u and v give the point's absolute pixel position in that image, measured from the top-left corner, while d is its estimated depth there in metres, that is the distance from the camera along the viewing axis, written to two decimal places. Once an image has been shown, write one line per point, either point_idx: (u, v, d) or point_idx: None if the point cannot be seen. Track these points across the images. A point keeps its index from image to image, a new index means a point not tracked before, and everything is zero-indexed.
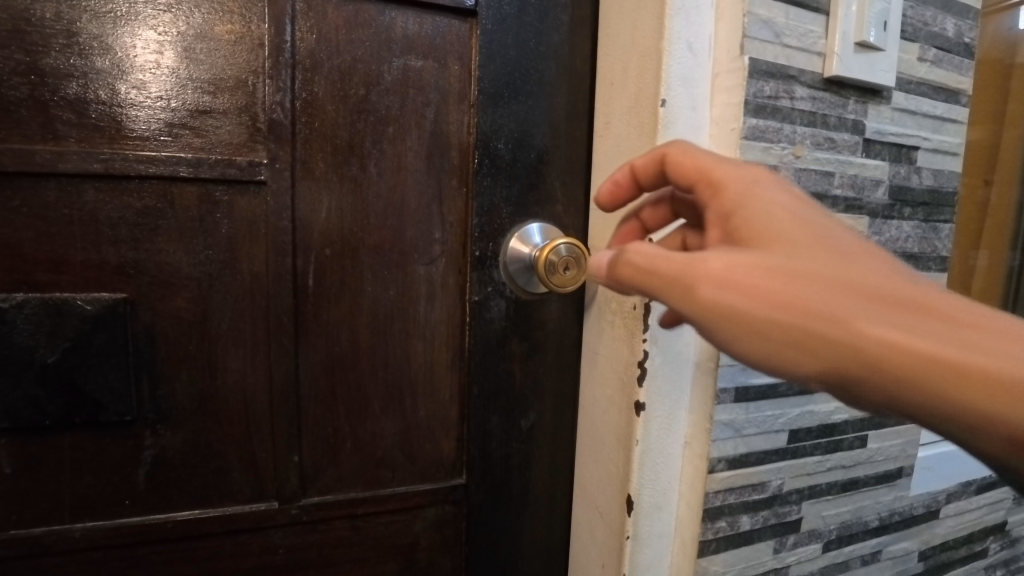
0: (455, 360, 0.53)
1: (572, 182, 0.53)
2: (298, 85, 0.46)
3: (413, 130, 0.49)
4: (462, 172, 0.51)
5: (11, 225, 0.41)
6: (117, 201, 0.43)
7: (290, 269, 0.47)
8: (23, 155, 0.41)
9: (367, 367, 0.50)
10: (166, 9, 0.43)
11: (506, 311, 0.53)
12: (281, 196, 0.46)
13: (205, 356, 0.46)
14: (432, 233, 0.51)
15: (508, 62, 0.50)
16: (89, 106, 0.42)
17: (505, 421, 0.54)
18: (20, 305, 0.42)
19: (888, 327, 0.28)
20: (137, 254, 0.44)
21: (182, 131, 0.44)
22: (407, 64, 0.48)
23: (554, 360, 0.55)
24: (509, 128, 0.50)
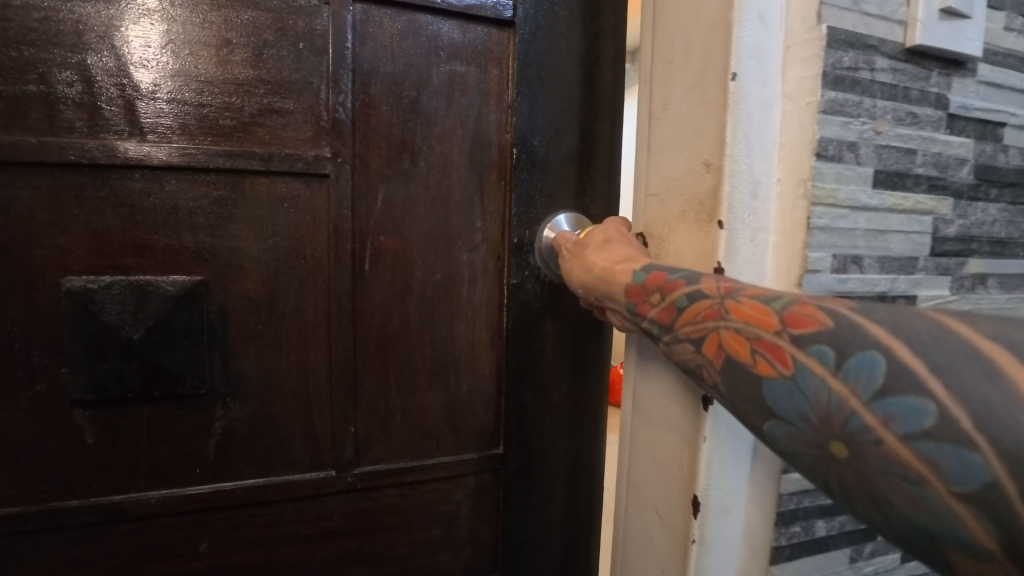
0: (495, 339, 0.58)
1: (598, 176, 0.59)
2: (357, 88, 0.50)
3: (458, 129, 0.54)
4: (500, 167, 0.56)
5: (101, 214, 0.46)
6: (196, 192, 0.47)
7: (349, 253, 0.51)
8: (114, 150, 0.45)
9: (415, 344, 0.55)
10: (241, 17, 0.47)
11: (541, 294, 0.58)
12: (342, 187, 0.50)
13: (272, 334, 0.51)
14: (474, 222, 0.56)
15: (542, 68, 0.55)
16: (172, 105, 0.46)
17: (539, 395, 0.59)
18: (108, 287, 0.46)
19: (608, 258, 0.46)
20: (212, 240, 0.48)
21: (254, 128, 0.48)
22: (453, 70, 0.53)
23: (584, 339, 0.60)
24: (543, 127, 0.56)
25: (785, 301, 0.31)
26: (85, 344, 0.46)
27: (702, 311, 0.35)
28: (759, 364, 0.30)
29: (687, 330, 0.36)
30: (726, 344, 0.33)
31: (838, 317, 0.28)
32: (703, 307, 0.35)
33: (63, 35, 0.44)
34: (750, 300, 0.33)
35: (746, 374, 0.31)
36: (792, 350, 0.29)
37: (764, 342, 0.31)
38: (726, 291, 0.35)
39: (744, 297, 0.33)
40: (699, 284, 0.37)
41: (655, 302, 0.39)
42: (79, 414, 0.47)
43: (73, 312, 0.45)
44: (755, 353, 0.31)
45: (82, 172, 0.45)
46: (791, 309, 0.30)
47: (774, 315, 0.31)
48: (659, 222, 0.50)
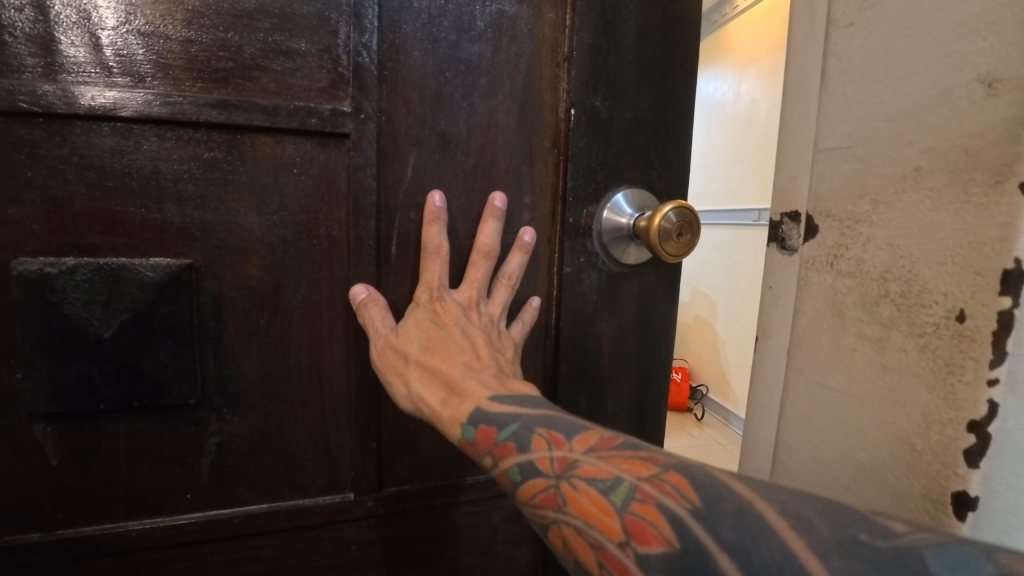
0: (541, 337, 0.49)
1: (670, 146, 0.49)
2: (385, 27, 0.40)
3: (506, 84, 0.45)
4: (554, 132, 0.46)
5: (62, 179, 0.36)
6: (182, 153, 0.38)
7: (373, 234, 0.42)
8: (77, 95, 0.35)
9: None
10: None
11: (600, 285, 0.48)
12: (364, 150, 0.41)
13: (278, 331, 0.41)
14: (522, 198, 0.47)
15: (606, 10, 0.45)
16: (151, 39, 0.36)
17: (593, 404, 0.50)
18: (71, 271, 0.36)
19: (437, 393, 0.39)
20: (203, 214, 0.39)
21: (257, 73, 0.39)
22: (501, 10, 0.44)
23: (646, 340, 0.51)
24: (607, 83, 0.46)
25: (626, 493, 0.27)
26: (42, 344, 0.36)
27: (540, 494, 0.30)
28: None
29: (529, 512, 0.31)
30: (570, 543, 0.29)
31: (679, 535, 0.25)
32: (539, 489, 0.30)
33: None
34: (585, 488, 0.29)
35: None
36: None
37: (609, 556, 0.27)
38: (561, 470, 0.30)
39: (579, 482, 0.29)
40: (529, 451, 0.32)
41: (492, 465, 0.34)
42: (39, 429, 0.38)
43: (27, 303, 0.36)
44: (602, 566, 0.27)
45: (35, 124, 0.35)
46: (630, 511, 0.27)
47: (616, 519, 0.27)
48: (841, 191, 0.39)
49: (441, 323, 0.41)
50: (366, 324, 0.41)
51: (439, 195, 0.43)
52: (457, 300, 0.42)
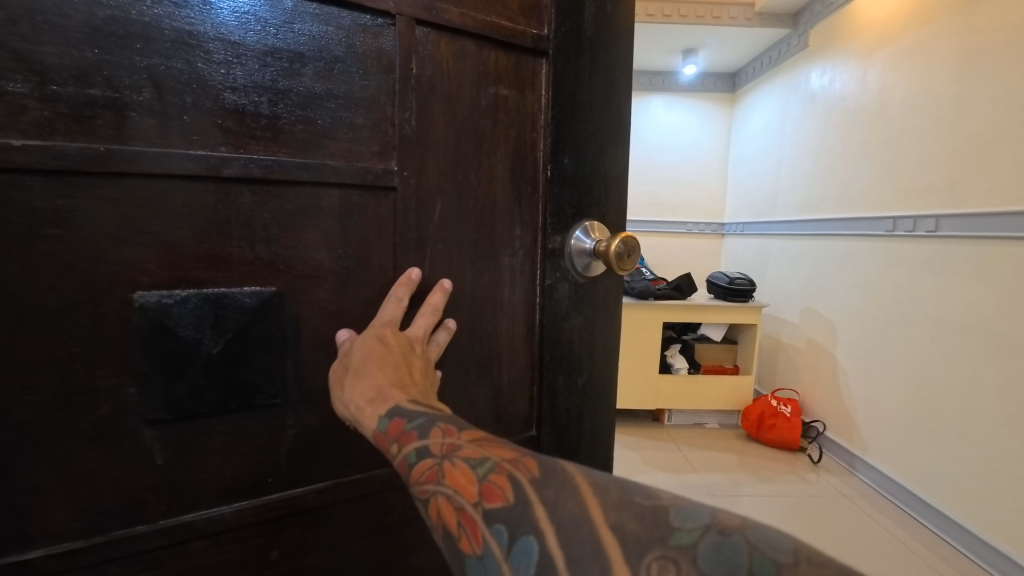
0: (528, 332, 0.66)
1: (611, 190, 0.68)
2: (419, 106, 0.54)
3: (502, 146, 0.60)
4: (535, 182, 0.63)
5: (172, 226, 0.44)
6: (270, 203, 0.48)
7: (413, 261, 0.55)
8: (190, 160, 0.44)
9: (466, 342, 0.61)
10: (312, 33, 0.48)
11: (569, 291, 0.67)
12: (406, 199, 0.54)
13: (340, 339, 0.53)
14: (514, 230, 0.62)
15: (570, 95, 0.63)
16: (245, 115, 0.46)
17: (568, 381, 0.68)
18: (184, 300, 0.45)
19: (365, 395, 0.47)
20: (286, 250, 0.49)
21: (326, 141, 0.50)
22: (497, 92, 0.59)
23: (602, 330, 0.71)
24: (572, 146, 0.64)
25: (488, 469, 0.41)
26: (160, 362, 0.44)
27: (426, 472, 0.42)
28: (464, 535, 0.39)
29: (417, 487, 0.43)
30: (441, 508, 0.41)
31: (514, 495, 0.39)
32: (427, 468, 0.42)
33: (131, 38, 0.41)
34: (461, 466, 0.41)
35: (453, 538, 0.40)
36: (482, 529, 0.39)
37: (467, 515, 0.40)
38: (445, 453, 0.43)
39: (459, 460, 0.42)
40: (426, 440, 0.44)
41: (396, 453, 0.44)
42: (147, 434, 0.45)
43: (148, 329, 0.44)
44: (462, 526, 0.40)
45: (149, 181, 0.43)
46: (489, 480, 0.40)
47: (476, 487, 0.40)
48: None
49: (384, 344, 0.50)
50: (339, 353, 0.51)
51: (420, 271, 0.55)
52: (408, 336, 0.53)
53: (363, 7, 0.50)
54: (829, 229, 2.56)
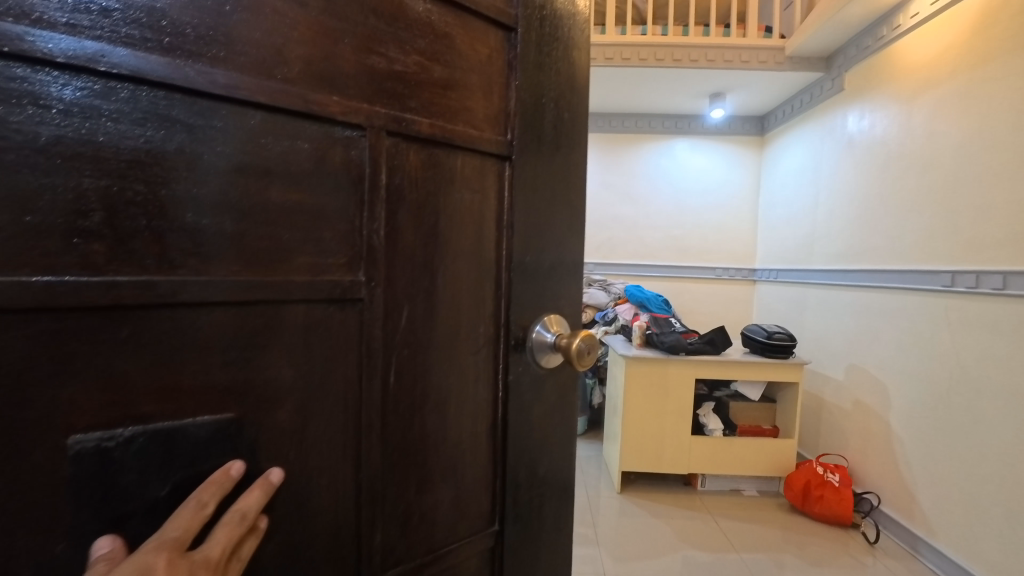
0: (489, 427, 0.63)
1: (566, 281, 0.69)
2: (386, 215, 0.51)
3: (468, 246, 0.58)
4: (498, 281, 0.62)
5: (118, 359, 0.39)
6: (232, 325, 0.44)
7: (379, 371, 0.52)
8: (142, 287, 0.39)
9: (432, 445, 0.57)
10: (283, 144, 0.45)
11: (531, 383, 0.66)
12: (372, 310, 0.51)
13: (302, 462, 0.48)
14: (478, 327, 0.60)
15: (531, 194, 0.63)
16: (206, 234, 0.42)
17: (528, 472, 0.67)
18: (128, 440, 0.40)
19: None
20: (246, 373, 0.45)
21: (294, 255, 0.46)
22: (465, 195, 0.58)
23: (559, 414, 0.71)
24: (533, 243, 0.64)
25: None
26: (98, 513, 0.39)
27: None
28: None
29: None
30: None
31: None
32: None
33: (80, 158, 0.37)
34: None
35: None
36: None
37: None
38: None
39: None
40: None
41: None
42: None
43: (85, 477, 0.38)
44: None
45: (93, 314, 0.38)
46: None
47: None
48: None
49: None
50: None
51: (242, 465, 0.44)
52: (197, 559, 0.38)
53: (335, 117, 0.47)
54: (902, 283, 2.61)
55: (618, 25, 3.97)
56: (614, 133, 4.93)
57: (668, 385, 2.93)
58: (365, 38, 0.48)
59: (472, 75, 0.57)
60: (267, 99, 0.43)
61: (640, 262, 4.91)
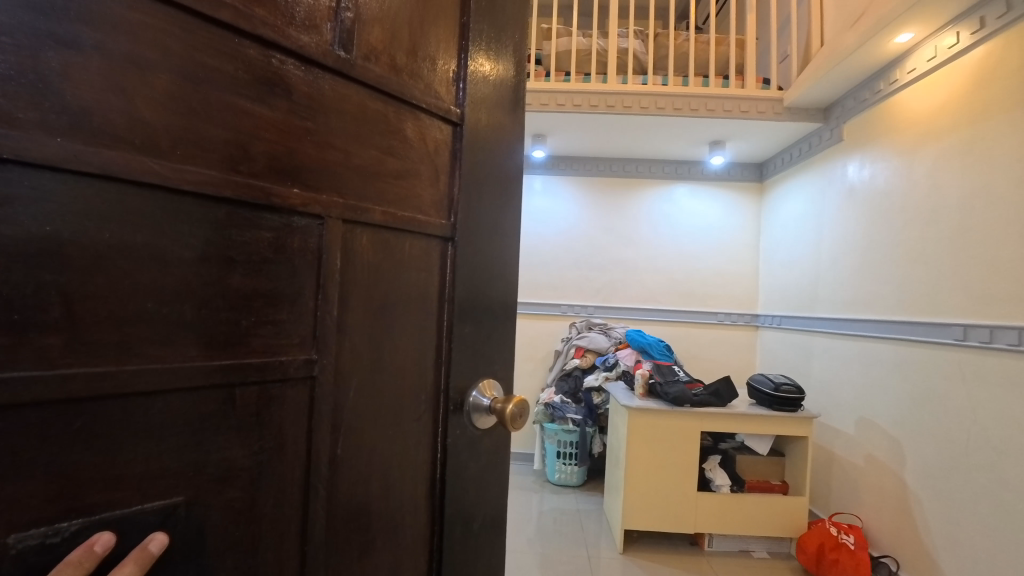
0: (428, 488, 0.62)
1: (501, 345, 0.71)
2: (336, 293, 0.52)
3: (411, 315, 0.60)
4: (438, 348, 0.63)
5: (66, 449, 0.38)
6: (185, 408, 0.43)
7: (325, 442, 0.52)
8: (97, 375, 0.38)
9: (375, 511, 0.56)
10: (246, 233, 0.46)
11: (467, 445, 0.65)
12: (324, 393, 0.51)
13: (248, 543, 0.47)
14: (421, 393, 0.61)
15: (470, 264, 0.66)
16: (165, 321, 0.42)
17: (464, 533, 0.66)
18: (72, 536, 0.38)
19: None
20: (198, 455, 0.44)
21: (250, 337, 0.47)
22: (411, 268, 0.59)
23: (495, 474, 0.70)
24: (470, 311, 0.66)
25: None
26: None
27: None
28: None
29: None
30: None
31: None
32: None
33: (44, 253, 0.37)
34: None
35: None
36: None
37: None
38: None
39: None
40: None
41: None
42: None
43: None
44: None
45: (47, 407, 0.37)
46: None
47: None
48: None
49: None
50: None
51: (112, 538, 0.39)
52: None
53: (294, 209, 0.48)
54: (906, 334, 2.59)
55: (620, 74, 4.08)
56: (616, 176, 4.98)
57: (671, 437, 2.85)
58: (324, 134, 0.50)
59: (420, 165, 0.60)
60: (233, 193, 0.44)
61: (643, 306, 4.86)
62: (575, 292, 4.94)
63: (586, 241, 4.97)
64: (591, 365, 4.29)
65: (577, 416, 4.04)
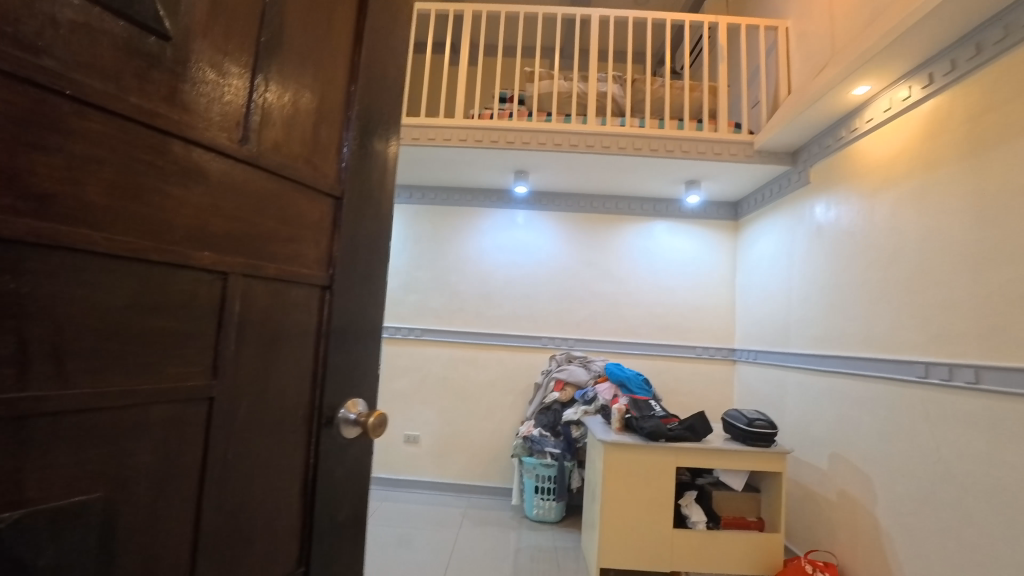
0: (301, 486, 0.78)
1: (366, 372, 0.91)
2: (230, 330, 0.67)
3: (293, 347, 0.77)
4: (314, 373, 0.81)
5: (10, 455, 0.48)
6: (107, 422, 0.55)
7: (216, 448, 0.66)
8: (39, 397, 0.49)
9: (255, 505, 0.71)
10: (162, 286, 0.60)
11: (336, 451, 0.83)
12: (218, 409, 0.66)
13: (151, 532, 0.59)
14: (298, 408, 0.78)
15: (344, 309, 0.85)
16: (96, 355, 0.54)
17: (331, 522, 0.83)
18: (14, 522, 0.47)
19: None
20: (114, 461, 0.55)
21: (162, 367, 0.60)
22: (295, 310, 0.77)
23: (358, 478, 0.88)
24: (343, 343, 0.85)
25: None
26: None
27: None
28: None
29: None
30: None
31: None
32: None
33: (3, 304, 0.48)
34: None
35: None
36: None
37: None
38: None
39: None
40: None
41: None
42: None
43: None
44: None
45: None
46: None
47: None
48: None
49: None
50: None
51: None
52: None
53: (205, 267, 0.64)
54: (875, 370, 2.75)
55: (598, 116, 4.30)
56: (597, 211, 5.14)
57: (650, 474, 2.93)
58: (229, 210, 0.67)
59: (304, 231, 0.79)
60: (155, 256, 0.59)
61: (624, 339, 4.95)
62: (556, 325, 4.99)
63: (568, 275, 5.07)
64: (570, 399, 4.38)
65: (555, 450, 4.12)
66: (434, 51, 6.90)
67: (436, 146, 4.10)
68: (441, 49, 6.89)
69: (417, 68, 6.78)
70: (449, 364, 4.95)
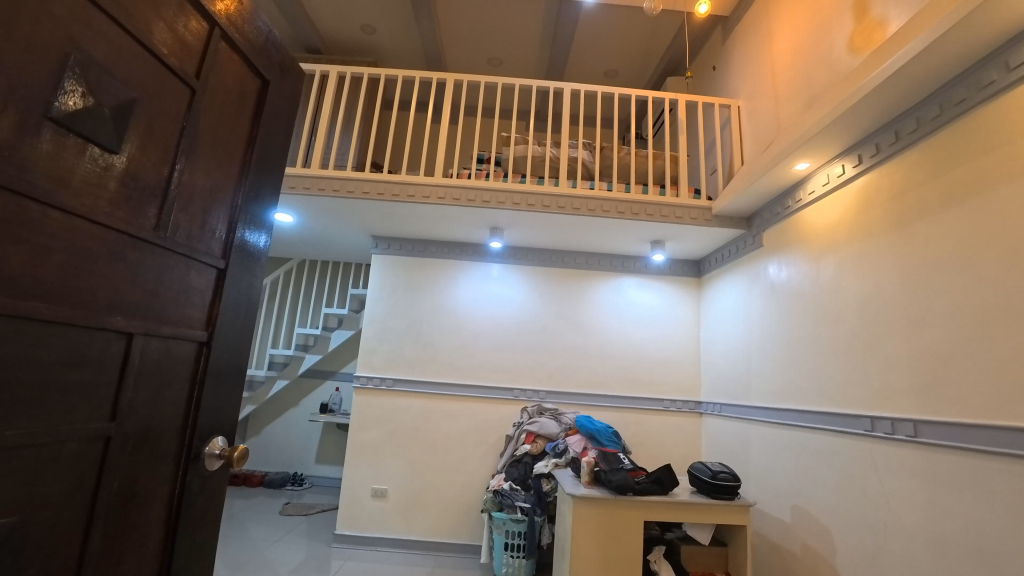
0: (168, 504, 1.01)
1: (225, 413, 1.17)
2: (132, 381, 0.90)
3: (173, 392, 1.01)
4: (187, 414, 1.05)
5: None
6: (38, 449, 0.74)
7: (110, 473, 0.86)
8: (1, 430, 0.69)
9: (134, 517, 0.92)
10: (86, 344, 0.81)
11: (198, 477, 1.07)
12: (117, 440, 0.87)
13: (59, 533, 0.78)
14: (173, 440, 1.01)
15: (216, 363, 1.12)
16: (34, 398, 0.74)
17: (190, 535, 1.06)
18: None
19: None
20: (38, 478, 0.74)
21: (80, 407, 0.81)
22: (179, 364, 1.02)
23: (210, 502, 1.13)
24: (211, 389, 1.11)
25: None
26: None
27: None
28: None
29: None
30: None
31: None
32: None
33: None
34: None
35: None
36: None
37: None
38: None
39: None
40: None
41: None
42: None
43: None
44: None
45: None
46: None
47: None
48: None
49: None
50: None
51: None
52: None
53: (118, 330, 0.87)
54: (823, 424, 3.00)
55: (569, 179, 4.64)
56: (568, 266, 5.44)
57: (615, 528, 3.01)
58: (138, 287, 0.91)
59: (193, 301, 1.05)
60: (86, 321, 0.80)
61: (596, 391, 5.09)
62: (529, 377, 5.12)
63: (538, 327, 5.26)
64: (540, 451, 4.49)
65: (526, 504, 4.08)
66: (417, 109, 7.39)
67: (416, 203, 4.32)
68: (425, 108, 7.31)
69: (399, 126, 7.23)
70: (421, 416, 4.99)
